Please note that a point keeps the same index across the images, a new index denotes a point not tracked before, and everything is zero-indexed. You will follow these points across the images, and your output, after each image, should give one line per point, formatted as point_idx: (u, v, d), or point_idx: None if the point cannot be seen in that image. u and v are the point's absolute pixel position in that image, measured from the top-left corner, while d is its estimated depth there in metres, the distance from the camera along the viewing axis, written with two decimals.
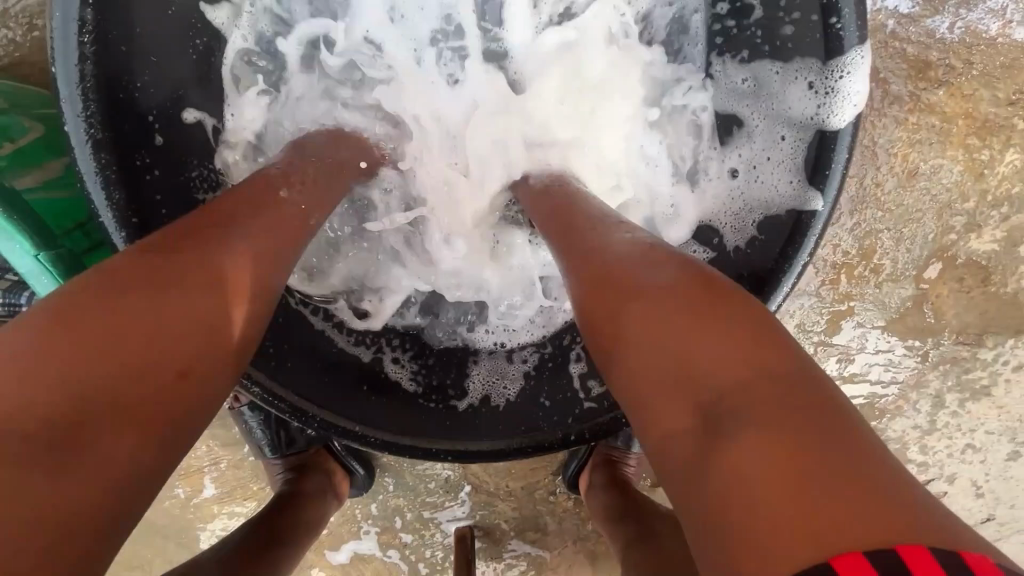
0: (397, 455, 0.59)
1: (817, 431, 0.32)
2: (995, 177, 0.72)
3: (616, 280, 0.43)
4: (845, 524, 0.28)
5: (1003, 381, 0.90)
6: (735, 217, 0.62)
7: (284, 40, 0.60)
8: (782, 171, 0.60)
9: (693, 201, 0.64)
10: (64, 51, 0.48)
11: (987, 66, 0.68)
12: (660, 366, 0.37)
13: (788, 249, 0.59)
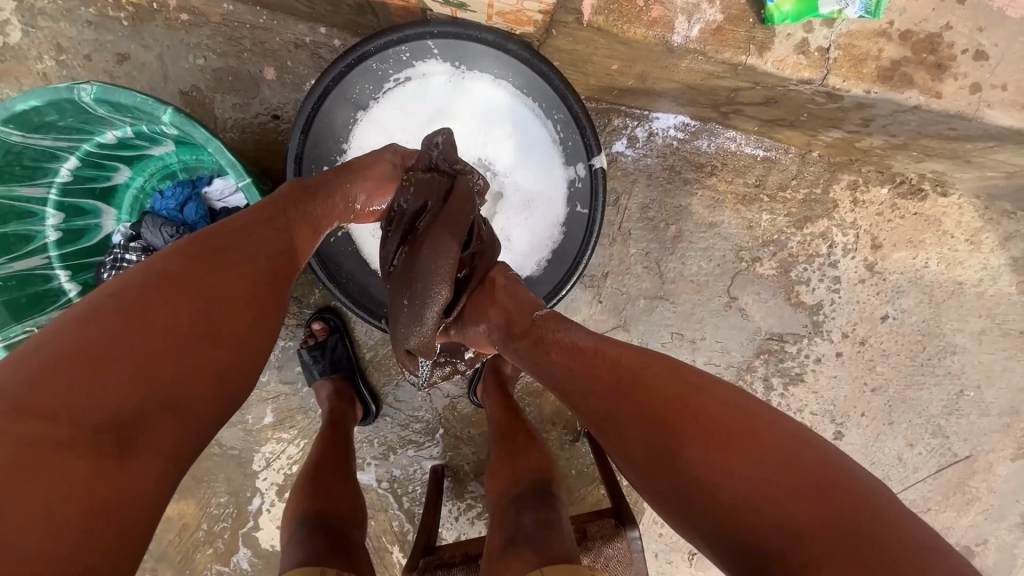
0: None
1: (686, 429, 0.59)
2: (761, 228, 1.22)
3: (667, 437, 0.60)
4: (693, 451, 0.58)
5: (811, 370, 1.32)
6: (554, 243, 0.99)
7: (381, 97, 0.94)
8: (576, 210, 0.97)
9: (534, 224, 0.99)
10: (298, 118, 0.86)
11: (734, 166, 1.20)
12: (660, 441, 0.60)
13: (581, 256, 0.94)
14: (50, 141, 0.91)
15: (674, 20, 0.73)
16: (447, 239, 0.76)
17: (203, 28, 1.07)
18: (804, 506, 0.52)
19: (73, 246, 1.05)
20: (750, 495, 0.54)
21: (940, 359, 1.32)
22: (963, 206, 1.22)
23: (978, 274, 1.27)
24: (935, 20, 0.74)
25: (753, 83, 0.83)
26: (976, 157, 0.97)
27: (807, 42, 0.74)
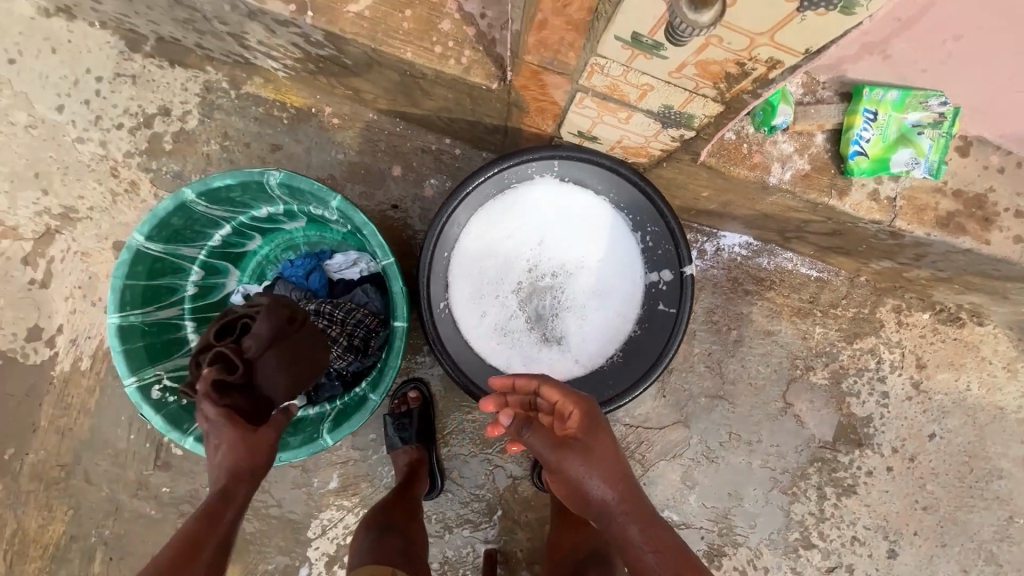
0: None
1: None
2: (814, 339, 1.33)
3: None
4: None
5: (863, 483, 1.36)
6: (640, 336, 1.10)
7: (499, 199, 1.10)
8: (663, 307, 1.09)
9: (620, 319, 1.12)
10: (441, 212, 1.03)
11: (791, 282, 1.33)
12: None
13: (667, 349, 1.05)
14: (222, 211, 1.07)
15: (771, 165, 0.89)
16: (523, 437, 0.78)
17: (347, 131, 1.27)
18: None
19: (203, 301, 1.17)
20: None
21: (986, 483, 1.37)
22: (998, 336, 1.34)
23: (1016, 401, 1.35)
24: (980, 184, 0.91)
25: (826, 218, 0.98)
26: (1014, 295, 1.11)
27: (878, 191, 0.90)
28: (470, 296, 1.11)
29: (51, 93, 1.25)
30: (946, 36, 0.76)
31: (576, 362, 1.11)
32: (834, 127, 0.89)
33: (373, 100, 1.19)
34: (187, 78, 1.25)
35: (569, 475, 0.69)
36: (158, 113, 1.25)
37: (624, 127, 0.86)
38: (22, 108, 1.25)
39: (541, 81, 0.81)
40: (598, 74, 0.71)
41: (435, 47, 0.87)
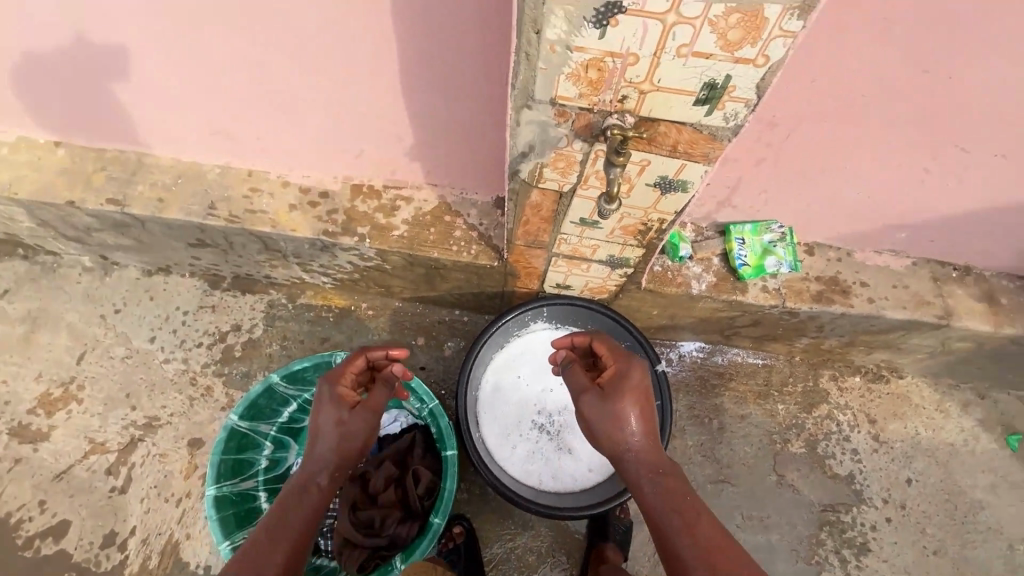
0: (551, 516, 1.24)
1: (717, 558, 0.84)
2: (780, 415, 1.61)
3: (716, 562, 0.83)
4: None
5: (873, 539, 1.50)
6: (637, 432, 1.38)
7: (504, 351, 1.46)
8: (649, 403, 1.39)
9: None
10: (467, 361, 1.35)
11: (745, 371, 1.65)
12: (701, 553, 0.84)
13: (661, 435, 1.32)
14: (295, 390, 1.36)
15: (690, 282, 1.30)
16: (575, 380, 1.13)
17: (380, 318, 1.64)
18: None
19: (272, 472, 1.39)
20: None
21: (975, 516, 1.54)
22: (920, 384, 1.66)
23: (960, 436, 1.61)
24: (829, 270, 1.33)
25: (742, 311, 1.37)
26: (903, 345, 1.47)
27: (766, 286, 1.31)
28: (496, 430, 1.40)
29: (145, 329, 1.60)
30: (758, 192, 1.18)
31: (590, 467, 1.38)
32: (721, 252, 1.32)
33: (400, 291, 1.60)
34: (253, 299, 1.64)
35: (596, 433, 1.04)
36: (231, 329, 1.61)
37: (587, 274, 1.27)
38: (120, 344, 1.58)
39: (526, 255, 1.23)
40: (564, 244, 1.14)
41: (452, 247, 1.31)
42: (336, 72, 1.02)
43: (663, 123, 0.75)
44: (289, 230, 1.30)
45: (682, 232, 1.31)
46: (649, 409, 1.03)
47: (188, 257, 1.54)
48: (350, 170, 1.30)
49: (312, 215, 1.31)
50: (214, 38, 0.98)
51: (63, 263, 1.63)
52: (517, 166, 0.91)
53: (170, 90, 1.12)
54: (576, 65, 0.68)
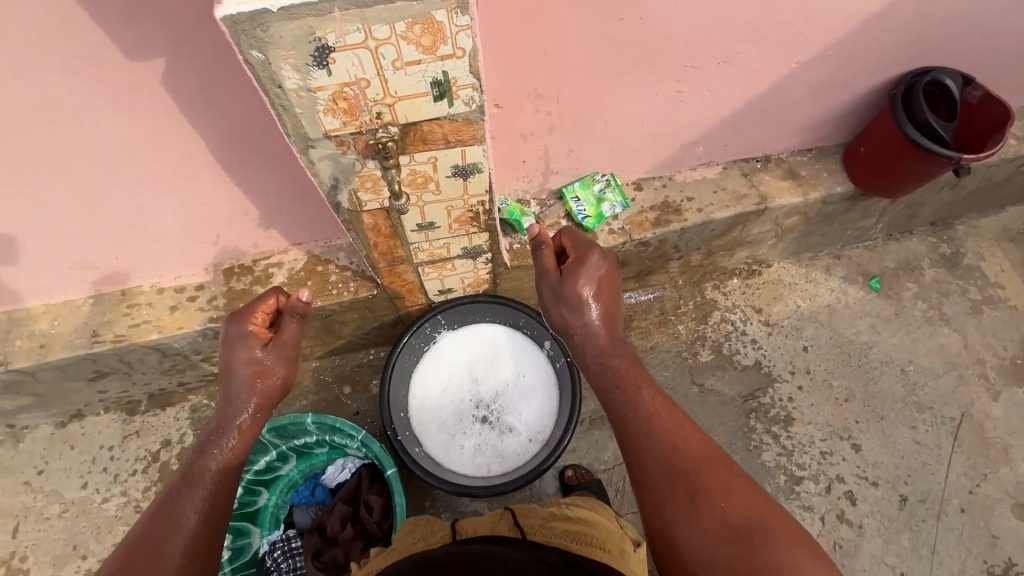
0: (498, 491, 1.38)
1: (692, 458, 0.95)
2: (683, 335, 1.78)
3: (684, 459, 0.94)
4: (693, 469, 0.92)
5: (794, 409, 1.68)
6: (558, 391, 1.50)
7: (420, 364, 1.53)
8: (558, 364, 1.52)
9: (540, 391, 1.52)
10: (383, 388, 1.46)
11: (641, 309, 1.81)
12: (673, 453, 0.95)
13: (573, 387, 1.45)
14: None
15: None
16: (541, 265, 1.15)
17: (302, 383, 1.70)
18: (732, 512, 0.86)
19: (238, 560, 1.42)
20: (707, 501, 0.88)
21: (867, 356, 1.75)
22: (787, 265, 1.87)
23: (833, 295, 1.83)
24: (659, 197, 1.52)
25: (605, 256, 1.54)
26: (750, 237, 1.68)
27: (613, 229, 1.49)
28: (437, 437, 1.48)
29: (74, 478, 1.59)
30: (567, 152, 1.35)
31: (530, 438, 1.48)
32: (566, 213, 1.49)
33: (311, 352, 1.67)
34: (175, 410, 1.66)
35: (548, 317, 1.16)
36: (161, 446, 1.62)
37: (456, 272, 1.40)
38: (53, 501, 1.56)
39: (396, 273, 1.35)
40: (420, 252, 1.27)
41: (332, 292, 1.41)
42: (157, 175, 1.12)
43: (423, 122, 0.90)
44: (175, 330, 1.37)
45: (526, 209, 1.48)
46: (605, 289, 1.11)
47: (94, 394, 1.56)
48: (215, 257, 1.39)
49: (194, 309, 1.38)
50: (31, 182, 1.06)
51: None
52: (335, 198, 1.03)
53: (12, 242, 1.18)
54: (325, 100, 0.82)
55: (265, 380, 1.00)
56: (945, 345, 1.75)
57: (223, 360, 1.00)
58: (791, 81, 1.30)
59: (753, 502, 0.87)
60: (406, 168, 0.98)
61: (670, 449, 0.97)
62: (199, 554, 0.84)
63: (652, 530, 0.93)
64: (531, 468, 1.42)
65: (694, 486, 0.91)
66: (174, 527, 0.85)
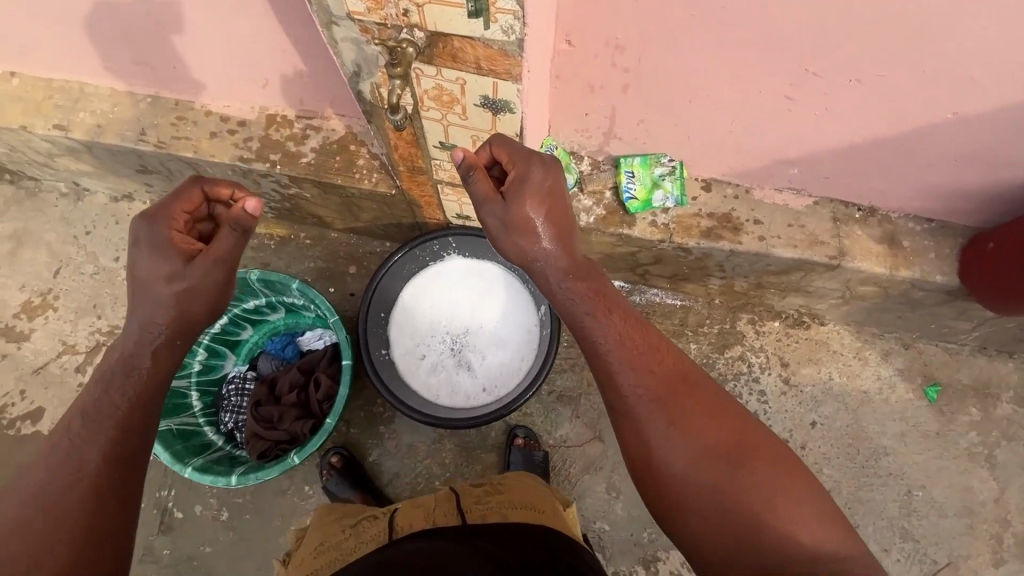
0: (435, 422, 1.39)
1: (671, 382, 0.92)
2: (692, 355, 1.65)
3: (667, 379, 0.92)
4: (675, 392, 0.91)
5: None
6: (531, 356, 1.46)
7: (416, 274, 1.52)
8: (544, 331, 1.46)
9: (515, 347, 1.49)
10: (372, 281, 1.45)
11: (660, 311, 1.68)
12: (651, 378, 0.92)
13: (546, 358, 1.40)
14: (220, 305, 1.49)
15: (579, 214, 1.34)
16: (483, 194, 0.95)
17: (316, 247, 1.76)
18: (715, 433, 0.86)
19: (206, 378, 1.55)
20: (692, 427, 0.87)
21: (877, 461, 1.56)
22: (841, 332, 1.64)
23: (876, 384, 1.61)
24: (723, 206, 1.33)
25: (638, 247, 1.40)
26: (810, 287, 1.46)
27: (656, 221, 1.33)
28: (404, 347, 1.50)
29: (111, 249, 1.78)
30: (636, 121, 1.18)
31: (488, 386, 1.47)
32: (613, 185, 1.34)
33: (331, 222, 1.70)
34: None
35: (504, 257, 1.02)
36: None
37: None
38: (89, 262, 1.77)
39: (416, 182, 1.29)
40: (441, 170, 1.20)
41: (355, 175, 1.39)
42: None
43: (453, 37, 0.79)
44: (209, 156, 1.41)
45: (573, 163, 1.33)
46: (557, 205, 0.96)
47: (142, 185, 1.69)
48: (262, 100, 1.38)
49: (230, 143, 1.41)
50: None
51: (42, 188, 1.82)
52: (358, 86, 0.96)
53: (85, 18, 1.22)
54: None
55: (187, 297, 0.87)
56: (973, 488, 1.53)
57: (134, 268, 0.89)
58: (939, 132, 1.03)
59: (729, 425, 0.88)
60: (432, 81, 0.89)
61: (648, 376, 0.92)
62: (117, 480, 0.82)
63: (631, 452, 0.91)
64: (474, 414, 1.42)
65: (673, 406, 0.89)
66: (78, 471, 0.80)
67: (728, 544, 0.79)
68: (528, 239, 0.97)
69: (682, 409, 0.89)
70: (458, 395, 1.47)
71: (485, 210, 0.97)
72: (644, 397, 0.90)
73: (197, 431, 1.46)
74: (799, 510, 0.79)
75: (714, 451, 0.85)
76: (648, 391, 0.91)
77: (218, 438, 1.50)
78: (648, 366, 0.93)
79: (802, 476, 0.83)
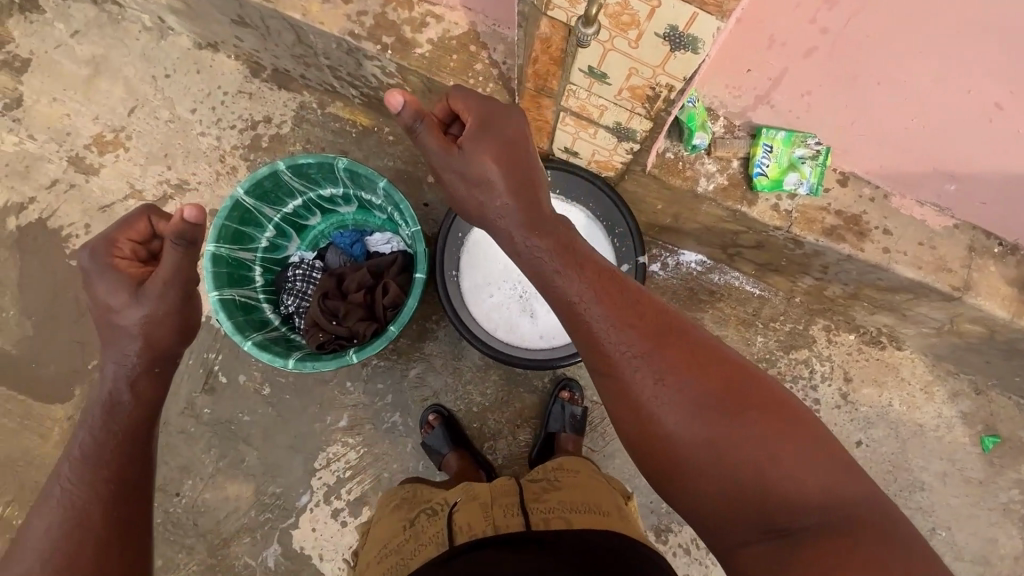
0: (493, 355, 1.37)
1: (654, 330, 0.74)
2: (756, 347, 1.59)
3: (654, 324, 0.74)
4: (660, 342, 0.73)
5: None
6: None
7: None
8: None
9: None
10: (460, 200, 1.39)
11: (737, 296, 1.61)
12: (631, 324, 0.74)
13: None
14: (299, 185, 1.44)
15: (700, 179, 1.23)
16: (440, 143, 0.83)
17: (398, 146, 1.67)
18: (716, 385, 0.70)
19: (271, 255, 1.53)
20: (689, 384, 0.70)
21: (911, 494, 1.54)
22: (916, 360, 1.57)
23: (935, 420, 1.56)
24: (857, 206, 1.22)
25: (746, 228, 1.31)
26: (908, 310, 1.37)
27: (779, 205, 1.22)
28: (474, 273, 1.47)
29: (189, 99, 1.70)
30: (801, 92, 1.06)
31: (547, 333, 1.46)
32: (745, 155, 1.22)
33: None
34: (287, 97, 1.68)
35: (488, 213, 0.83)
36: (263, 120, 1.68)
37: (594, 141, 1.22)
38: (165, 108, 1.70)
39: (537, 104, 1.19)
40: (572, 97, 1.08)
41: (469, 80, 1.27)
42: None
43: None
44: (317, 23, 1.29)
45: (708, 121, 1.20)
46: (517, 160, 0.81)
47: (232, 37, 1.58)
48: None
49: (341, 13, 1.29)
50: None
51: (125, 17, 1.70)
52: None
53: None
54: None
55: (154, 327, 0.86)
56: (996, 541, 1.52)
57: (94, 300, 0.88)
58: None
59: (727, 367, 0.72)
60: None
61: (631, 325, 0.74)
62: (131, 498, 0.82)
63: (623, 426, 0.74)
64: (532, 357, 1.41)
65: (658, 359, 0.72)
66: (84, 515, 0.78)
67: (741, 512, 0.66)
68: (491, 201, 0.82)
69: (673, 362, 0.72)
70: (518, 334, 1.46)
71: (440, 166, 0.85)
72: (625, 354, 0.73)
73: (257, 306, 1.46)
74: (816, 462, 0.66)
75: (717, 408, 0.69)
76: (630, 341, 0.73)
77: (275, 317, 1.49)
78: (630, 314, 0.75)
79: (810, 420, 0.69)
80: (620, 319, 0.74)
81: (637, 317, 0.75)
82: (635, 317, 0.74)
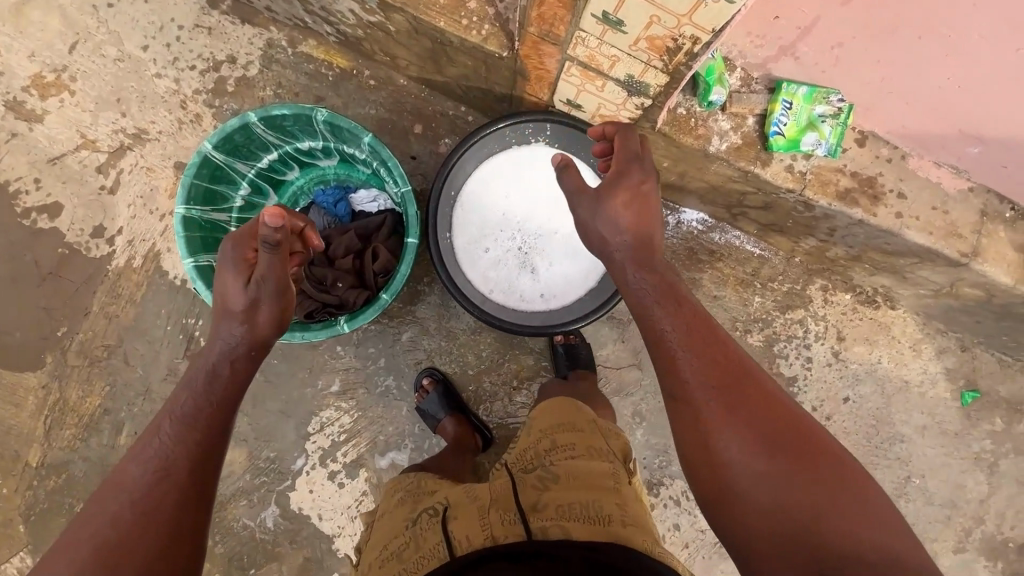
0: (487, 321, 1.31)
1: (726, 372, 0.79)
2: (753, 307, 1.58)
3: (726, 369, 0.80)
4: (729, 384, 0.78)
5: None
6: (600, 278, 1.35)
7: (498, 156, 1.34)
8: None
9: (584, 264, 1.37)
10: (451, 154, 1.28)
11: (737, 255, 1.57)
12: (706, 365, 0.80)
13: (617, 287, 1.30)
14: (273, 138, 1.31)
15: (712, 137, 1.15)
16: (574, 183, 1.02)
17: (381, 92, 1.52)
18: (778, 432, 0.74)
19: (246, 215, 1.42)
20: (752, 423, 0.75)
21: (890, 445, 1.61)
22: (908, 319, 1.58)
23: (920, 377, 1.60)
24: (873, 168, 1.16)
25: (756, 189, 1.24)
26: (909, 273, 1.36)
27: (793, 166, 1.16)
28: (467, 230, 1.36)
29: (139, 34, 1.50)
30: (832, 43, 0.98)
31: (545, 295, 1.37)
32: (761, 111, 1.13)
33: (406, 66, 1.44)
34: (252, 33, 1.50)
35: (608, 243, 0.95)
36: (226, 60, 1.50)
37: (601, 95, 1.11)
38: (112, 44, 1.50)
39: (539, 50, 1.06)
40: (581, 44, 0.97)
41: (462, 20, 1.13)
42: None
43: None
44: None
45: (725, 73, 1.12)
46: (646, 207, 0.93)
47: None
48: None
49: None
50: None
51: None
52: None
53: None
54: None
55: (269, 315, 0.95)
56: (965, 487, 1.61)
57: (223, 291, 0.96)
58: None
59: (797, 427, 0.75)
60: None
61: (704, 365, 0.80)
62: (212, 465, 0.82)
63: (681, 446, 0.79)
64: (527, 321, 1.34)
65: (730, 399, 0.77)
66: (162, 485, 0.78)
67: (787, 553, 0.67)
68: (607, 233, 0.94)
69: (741, 402, 0.76)
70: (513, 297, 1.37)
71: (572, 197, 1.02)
72: (697, 386, 0.78)
73: None
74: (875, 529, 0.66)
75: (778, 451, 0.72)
76: (702, 377, 0.79)
77: None
78: (703, 355, 0.81)
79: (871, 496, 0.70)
80: (694, 359, 0.80)
81: (712, 360, 0.80)
82: (707, 361, 0.80)
